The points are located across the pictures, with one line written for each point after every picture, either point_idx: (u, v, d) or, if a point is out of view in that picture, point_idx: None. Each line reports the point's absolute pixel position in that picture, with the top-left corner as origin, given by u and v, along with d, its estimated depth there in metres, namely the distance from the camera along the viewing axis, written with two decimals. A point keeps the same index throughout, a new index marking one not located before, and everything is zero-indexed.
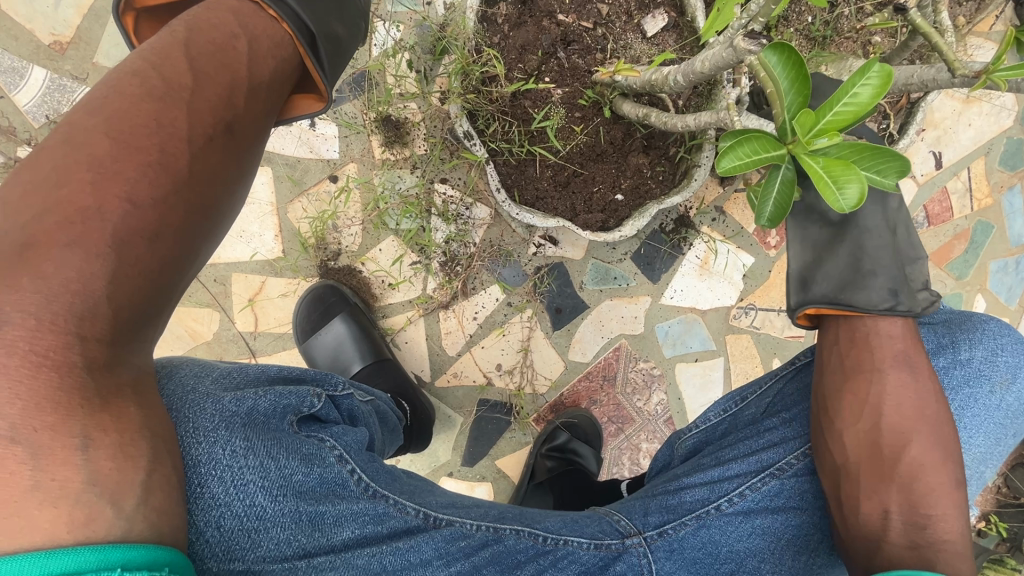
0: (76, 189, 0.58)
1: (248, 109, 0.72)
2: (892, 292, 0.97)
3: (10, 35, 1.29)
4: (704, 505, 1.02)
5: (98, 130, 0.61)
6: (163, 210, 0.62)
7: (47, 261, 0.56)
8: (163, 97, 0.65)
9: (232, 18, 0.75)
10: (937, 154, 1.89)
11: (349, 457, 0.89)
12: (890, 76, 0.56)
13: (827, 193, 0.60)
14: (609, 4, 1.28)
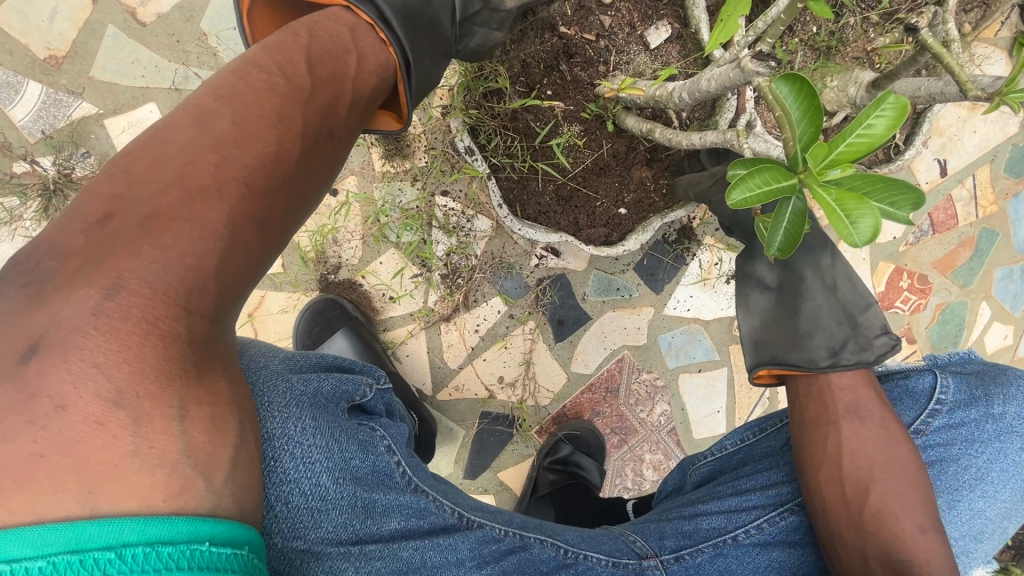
0: (198, 169, 0.59)
1: (348, 114, 0.74)
2: (833, 350, 1.04)
3: (5, 50, 1.28)
4: (721, 534, 1.00)
5: (225, 115, 0.63)
6: (272, 198, 0.63)
7: (167, 234, 0.56)
8: (285, 93, 0.67)
9: (340, 36, 0.78)
10: (941, 161, 1.88)
11: (397, 449, 0.90)
12: (905, 108, 0.55)
13: (839, 227, 0.59)
14: (611, 15, 1.26)
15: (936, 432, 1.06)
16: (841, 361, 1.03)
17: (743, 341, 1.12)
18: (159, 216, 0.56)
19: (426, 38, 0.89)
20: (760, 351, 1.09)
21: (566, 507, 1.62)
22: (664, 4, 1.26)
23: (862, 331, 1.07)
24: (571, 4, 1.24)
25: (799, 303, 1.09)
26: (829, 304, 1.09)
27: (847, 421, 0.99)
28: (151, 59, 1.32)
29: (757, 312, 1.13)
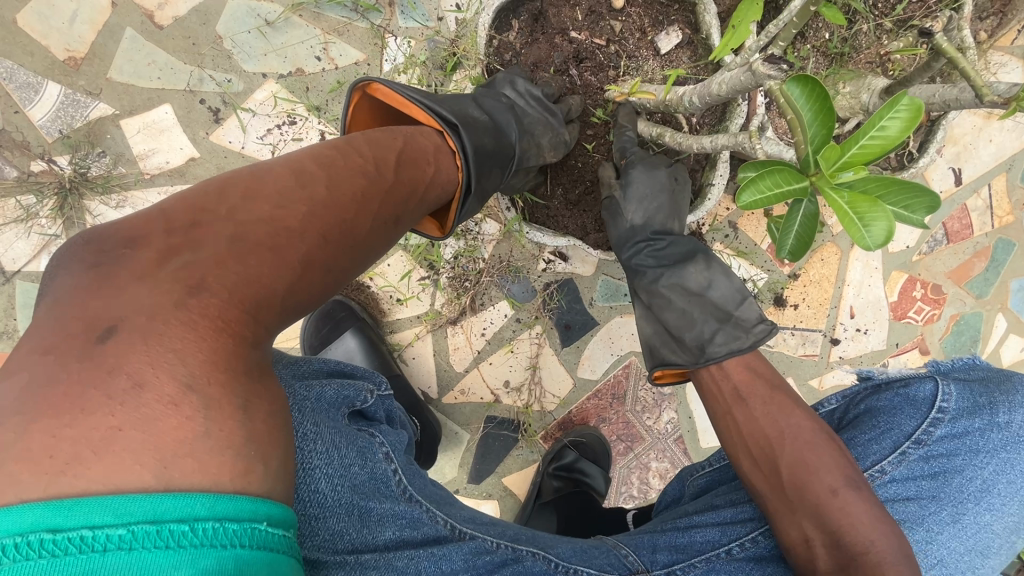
0: (289, 213, 0.66)
1: (410, 207, 0.85)
2: (700, 349, 1.14)
3: (26, 51, 1.30)
4: (714, 549, 0.98)
5: (322, 179, 0.71)
6: (339, 257, 0.70)
7: (252, 257, 0.60)
8: (373, 178, 0.77)
9: (427, 152, 0.92)
10: (956, 170, 1.86)
11: (394, 456, 0.90)
12: (920, 110, 0.54)
13: (851, 230, 0.58)
14: (622, 20, 1.27)
15: (939, 440, 1.03)
16: (711, 356, 1.12)
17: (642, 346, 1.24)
18: (243, 235, 0.61)
19: (489, 154, 1.04)
20: (657, 352, 1.21)
21: (570, 515, 1.60)
22: (676, 9, 1.26)
23: (733, 326, 1.15)
24: (582, 9, 1.25)
25: (666, 310, 1.20)
26: (697, 307, 1.18)
27: (738, 407, 1.07)
28: (168, 62, 1.34)
29: (643, 321, 1.25)
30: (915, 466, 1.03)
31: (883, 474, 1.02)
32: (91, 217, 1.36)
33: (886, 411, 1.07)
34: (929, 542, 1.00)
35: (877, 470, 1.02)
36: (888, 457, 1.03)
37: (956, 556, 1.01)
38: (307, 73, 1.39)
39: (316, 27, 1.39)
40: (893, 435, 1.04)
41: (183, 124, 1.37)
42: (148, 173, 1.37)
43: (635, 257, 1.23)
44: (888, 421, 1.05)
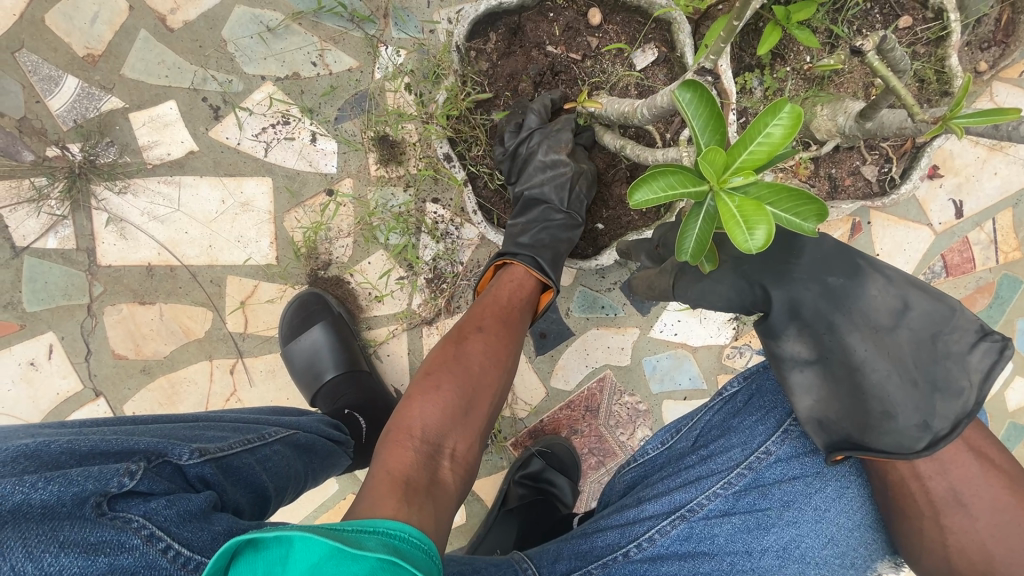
0: (428, 387, 0.97)
1: (495, 339, 1.07)
2: (924, 422, 0.82)
3: (50, 47, 1.43)
4: (613, 551, 1.05)
5: (448, 342, 1.08)
6: (476, 387, 1.00)
7: (421, 416, 0.93)
8: (479, 326, 1.09)
9: (498, 291, 1.16)
10: (957, 202, 1.79)
11: (162, 534, 0.70)
12: (799, 117, 0.57)
13: (737, 235, 0.60)
14: (599, 37, 1.30)
15: None
16: (939, 435, 0.82)
17: (804, 421, 0.92)
18: (395, 437, 0.90)
19: (544, 249, 1.23)
20: (830, 430, 0.90)
21: (534, 522, 1.60)
22: (653, 27, 1.28)
23: (949, 372, 0.83)
24: (560, 25, 1.29)
25: (859, 377, 0.85)
26: (892, 357, 0.84)
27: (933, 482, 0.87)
28: (175, 62, 1.46)
29: (804, 391, 0.91)
30: (798, 443, 1.08)
31: (769, 455, 1.08)
32: (96, 201, 1.47)
33: (771, 391, 1.14)
34: (817, 522, 1.05)
35: (763, 451, 1.09)
36: (772, 437, 1.09)
37: (844, 532, 1.05)
38: (302, 77, 1.48)
39: (313, 35, 1.47)
40: (775, 414, 1.11)
41: (185, 119, 1.48)
42: (150, 163, 1.48)
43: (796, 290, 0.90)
44: (772, 401, 1.12)
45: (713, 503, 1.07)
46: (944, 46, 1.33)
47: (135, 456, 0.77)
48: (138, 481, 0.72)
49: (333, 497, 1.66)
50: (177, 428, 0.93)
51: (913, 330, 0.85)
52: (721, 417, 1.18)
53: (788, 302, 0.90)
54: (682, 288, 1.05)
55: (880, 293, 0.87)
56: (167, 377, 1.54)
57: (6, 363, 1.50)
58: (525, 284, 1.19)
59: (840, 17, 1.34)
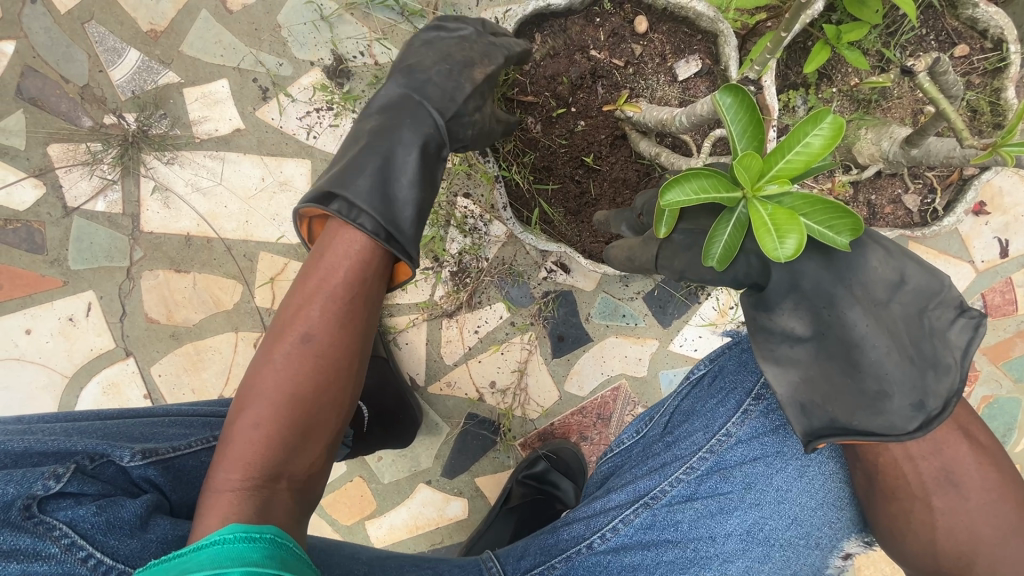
0: (247, 415, 0.89)
1: (330, 334, 0.93)
2: (918, 403, 0.83)
3: (117, 20, 1.50)
4: (578, 543, 1.14)
5: (269, 345, 0.94)
6: (307, 407, 0.90)
7: (239, 452, 0.86)
8: (302, 325, 0.93)
9: (328, 261, 0.97)
10: (1002, 241, 1.72)
11: (84, 543, 0.77)
12: (840, 128, 0.57)
13: (767, 242, 0.60)
14: (644, 45, 1.30)
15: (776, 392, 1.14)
16: (932, 415, 0.82)
17: (784, 405, 0.89)
18: (219, 468, 0.86)
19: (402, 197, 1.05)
20: (812, 415, 0.88)
21: (530, 521, 1.67)
22: (699, 38, 1.28)
23: (936, 348, 0.84)
24: (606, 30, 1.30)
25: (857, 354, 0.84)
26: (890, 333, 0.83)
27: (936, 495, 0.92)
28: (232, 43, 1.52)
29: (791, 365, 0.89)
30: (757, 423, 1.14)
31: (729, 437, 1.14)
32: (145, 169, 1.54)
33: (732, 370, 1.20)
34: (779, 503, 1.13)
35: (722, 434, 1.15)
36: (732, 418, 1.15)
37: (806, 512, 1.12)
38: (349, 65, 1.52)
39: (362, 25, 1.51)
40: (734, 395, 1.17)
41: (235, 98, 1.53)
42: (198, 138, 1.54)
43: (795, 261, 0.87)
44: (732, 381, 1.19)
45: (676, 489, 1.14)
46: (1001, 77, 1.30)
47: (75, 457, 0.85)
48: (65, 483, 0.80)
49: (340, 477, 1.71)
50: (134, 428, 1.02)
51: (900, 310, 0.85)
52: (688, 402, 1.24)
53: (788, 274, 0.88)
54: (666, 262, 1.00)
55: (879, 266, 0.85)
56: (194, 345, 1.60)
57: (47, 317, 1.57)
58: (362, 244, 0.99)
59: (892, 41, 1.31)
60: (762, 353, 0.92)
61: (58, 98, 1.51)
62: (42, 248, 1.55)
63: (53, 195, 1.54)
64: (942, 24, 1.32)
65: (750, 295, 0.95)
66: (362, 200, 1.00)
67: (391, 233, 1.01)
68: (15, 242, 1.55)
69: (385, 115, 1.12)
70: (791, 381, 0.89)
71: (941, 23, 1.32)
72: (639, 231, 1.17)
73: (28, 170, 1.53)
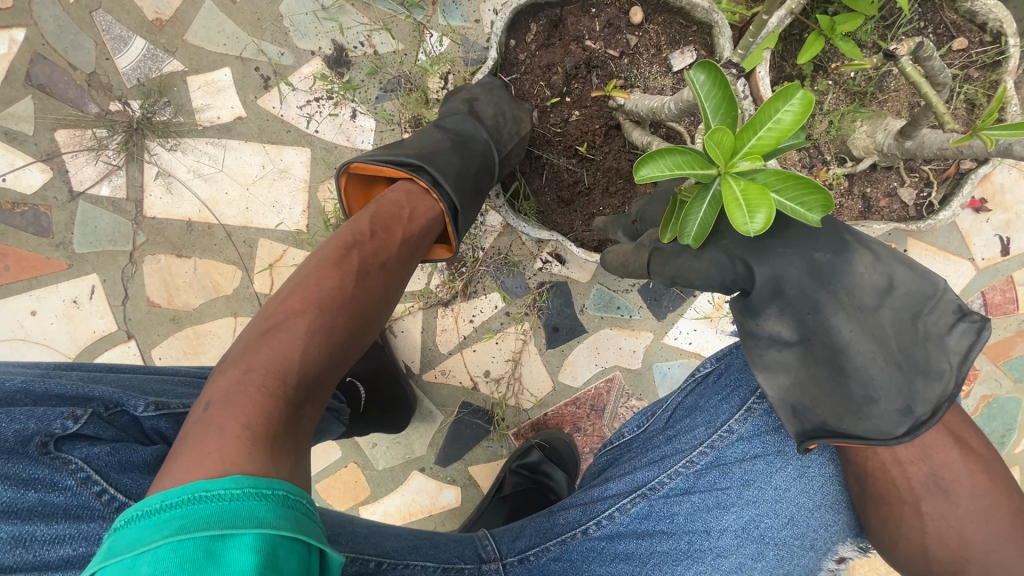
0: (259, 357, 0.81)
1: (366, 288, 0.95)
2: (905, 408, 0.86)
3: (124, 9, 1.54)
4: (573, 528, 1.14)
5: (295, 289, 0.90)
6: (326, 362, 0.87)
7: (241, 396, 0.76)
8: (341, 275, 0.93)
9: (398, 218, 1.06)
10: (1004, 239, 1.70)
11: (97, 479, 0.84)
12: (809, 103, 0.58)
13: (738, 218, 0.61)
14: (640, 36, 1.31)
15: None
16: (919, 422, 0.85)
17: (776, 406, 0.91)
18: (247, 390, 0.77)
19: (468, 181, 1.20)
20: (804, 417, 0.90)
21: (523, 509, 1.67)
22: (694, 30, 1.28)
23: (928, 354, 0.86)
24: (601, 21, 1.31)
25: (843, 360, 0.86)
26: (876, 339, 0.85)
27: (928, 502, 0.92)
28: (234, 32, 1.54)
29: (781, 371, 0.91)
30: (760, 421, 1.14)
31: (731, 433, 1.14)
32: (148, 155, 1.57)
33: (738, 368, 1.19)
34: (777, 502, 1.13)
35: (724, 430, 1.15)
36: (736, 415, 1.15)
37: (804, 512, 1.13)
38: (349, 55, 1.54)
39: (363, 16, 1.53)
40: (739, 392, 1.16)
41: (237, 86, 1.56)
42: (200, 125, 1.57)
43: (786, 265, 0.87)
44: (738, 378, 1.17)
45: (674, 482, 1.14)
46: (1000, 70, 1.28)
47: (91, 402, 0.90)
48: (80, 425, 0.86)
49: (335, 463, 1.73)
50: (147, 380, 1.06)
51: (892, 318, 0.86)
52: (692, 397, 1.23)
53: (771, 278, 0.88)
54: (657, 268, 1.00)
55: (870, 269, 0.86)
56: (194, 329, 1.62)
57: (52, 299, 1.61)
58: (429, 216, 1.11)
59: (890, 33, 1.31)
60: (751, 359, 0.93)
61: (66, 84, 1.55)
62: (48, 231, 1.59)
63: (59, 179, 1.58)
64: (940, 17, 1.32)
65: (737, 300, 0.94)
66: (448, 180, 1.15)
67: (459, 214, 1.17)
68: (22, 225, 1.59)
69: (453, 131, 1.27)
70: (780, 383, 0.91)
71: (939, 16, 1.32)
72: (633, 236, 1.20)
73: (36, 155, 1.57)
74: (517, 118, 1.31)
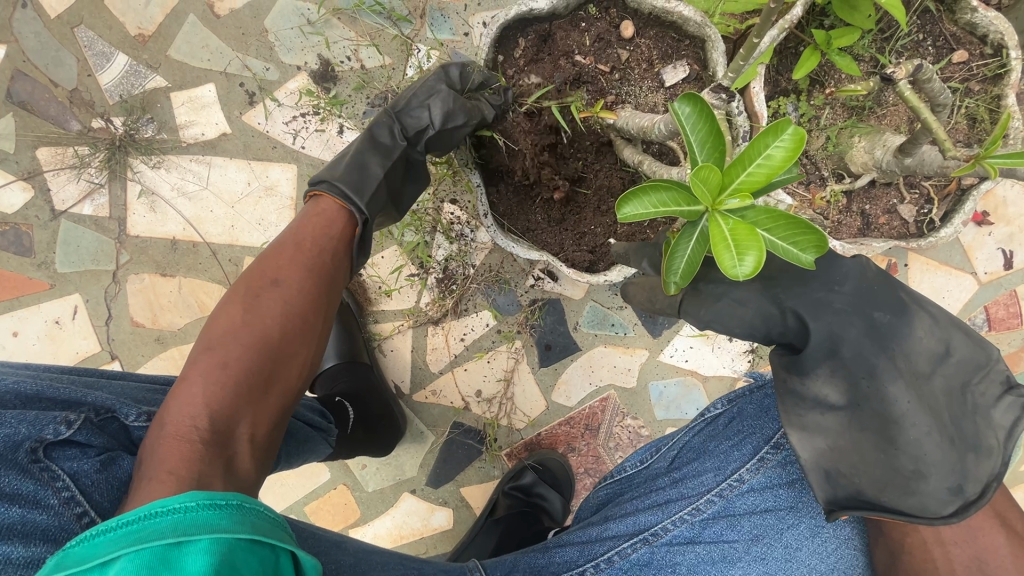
0: (171, 412, 0.82)
1: (276, 312, 0.95)
2: (956, 487, 0.84)
3: (106, 24, 1.51)
4: (570, 568, 1.11)
5: (203, 339, 0.91)
6: (243, 394, 0.87)
7: (157, 451, 0.77)
8: (244, 310, 0.94)
9: (290, 237, 1.04)
10: (1007, 252, 1.66)
11: (82, 498, 0.78)
12: (801, 139, 0.54)
13: (726, 260, 0.58)
14: (631, 50, 1.28)
15: None
16: (970, 500, 0.84)
17: (807, 468, 0.89)
18: (159, 443, 0.78)
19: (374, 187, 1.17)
20: (839, 484, 0.88)
21: (514, 533, 1.59)
22: (686, 44, 1.25)
23: (977, 429, 0.87)
24: (591, 35, 1.27)
25: (895, 432, 0.84)
26: (932, 412, 0.84)
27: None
28: (219, 47, 1.51)
29: (820, 432, 0.89)
30: (772, 474, 1.11)
31: (742, 483, 1.11)
32: (132, 173, 1.54)
33: (752, 415, 1.16)
34: (785, 559, 1.09)
35: (735, 478, 1.11)
36: (747, 465, 1.12)
37: (815, 574, 1.09)
38: (335, 70, 1.51)
39: (349, 30, 1.50)
40: (752, 440, 1.13)
41: (222, 102, 1.53)
42: (184, 142, 1.54)
43: (837, 324, 0.86)
44: (752, 426, 1.14)
45: (679, 529, 1.11)
46: (1001, 84, 1.24)
47: (82, 408, 0.85)
48: (74, 432, 0.80)
49: (323, 485, 1.70)
50: (135, 391, 1.02)
51: (943, 388, 0.86)
52: (700, 439, 1.19)
53: (827, 336, 0.86)
54: (691, 309, 0.98)
55: (927, 336, 0.86)
56: (178, 349, 1.59)
57: (34, 319, 1.57)
58: (337, 228, 1.10)
59: (887, 46, 1.27)
60: (789, 417, 0.91)
61: (47, 101, 1.52)
62: (30, 251, 1.56)
63: (41, 198, 1.55)
64: (939, 29, 1.28)
65: (782, 354, 0.93)
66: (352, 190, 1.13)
67: (365, 208, 1.13)
68: (3, 245, 1.56)
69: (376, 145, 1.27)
70: (817, 446, 0.89)
71: (938, 29, 1.28)
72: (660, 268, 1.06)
73: (17, 173, 1.54)
74: (480, 88, 1.25)
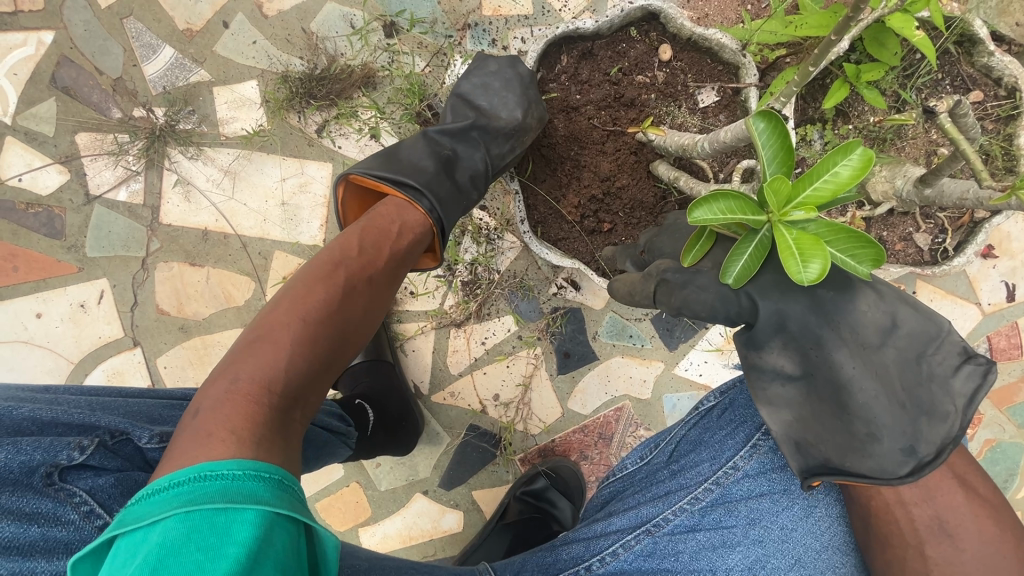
0: (239, 370, 0.80)
1: (360, 300, 0.95)
2: (909, 447, 0.82)
3: (154, 18, 1.55)
4: (576, 565, 1.13)
5: (280, 304, 0.89)
6: (314, 372, 0.86)
7: (221, 406, 0.75)
8: (330, 285, 0.92)
9: (381, 228, 1.04)
10: (1009, 285, 1.72)
11: (101, 512, 0.78)
12: (869, 160, 0.60)
13: (792, 266, 0.64)
14: (667, 72, 1.34)
15: None
16: (924, 462, 0.81)
17: (781, 440, 0.87)
18: (229, 399, 0.76)
19: (444, 186, 1.17)
20: (806, 453, 0.86)
21: (524, 538, 1.64)
22: (720, 69, 1.31)
23: (933, 396, 0.83)
24: (630, 57, 1.34)
25: (846, 397, 0.82)
26: (881, 379, 0.82)
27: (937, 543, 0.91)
28: (265, 46, 1.56)
29: (784, 406, 0.87)
30: (764, 458, 1.14)
31: (735, 471, 1.14)
32: (169, 162, 1.56)
33: (742, 405, 1.19)
34: (783, 541, 1.12)
35: (730, 467, 1.15)
36: (740, 452, 1.15)
37: (811, 553, 1.11)
38: (376, 74, 1.54)
39: (391, 37, 1.54)
40: (744, 429, 1.16)
41: (263, 100, 1.57)
42: (224, 136, 1.57)
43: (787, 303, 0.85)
44: (742, 415, 1.18)
45: (679, 519, 1.13)
46: (1013, 124, 1.32)
47: (97, 432, 0.85)
48: (87, 456, 0.80)
49: (337, 482, 1.70)
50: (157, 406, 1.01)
51: (896, 359, 0.83)
52: (696, 431, 1.23)
53: (774, 312, 0.86)
54: (662, 298, 0.98)
55: (869, 305, 0.84)
56: (202, 339, 1.60)
57: (59, 302, 1.58)
58: (416, 224, 1.09)
59: (909, 83, 1.35)
60: (755, 393, 0.89)
61: (90, 88, 1.54)
62: (61, 233, 1.57)
63: (76, 181, 1.57)
64: (957, 70, 1.36)
65: (741, 332, 0.91)
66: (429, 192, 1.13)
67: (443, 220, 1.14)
68: (34, 226, 1.57)
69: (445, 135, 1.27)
70: (783, 419, 0.87)
71: (956, 69, 1.35)
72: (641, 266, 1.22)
73: (54, 157, 1.56)
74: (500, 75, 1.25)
